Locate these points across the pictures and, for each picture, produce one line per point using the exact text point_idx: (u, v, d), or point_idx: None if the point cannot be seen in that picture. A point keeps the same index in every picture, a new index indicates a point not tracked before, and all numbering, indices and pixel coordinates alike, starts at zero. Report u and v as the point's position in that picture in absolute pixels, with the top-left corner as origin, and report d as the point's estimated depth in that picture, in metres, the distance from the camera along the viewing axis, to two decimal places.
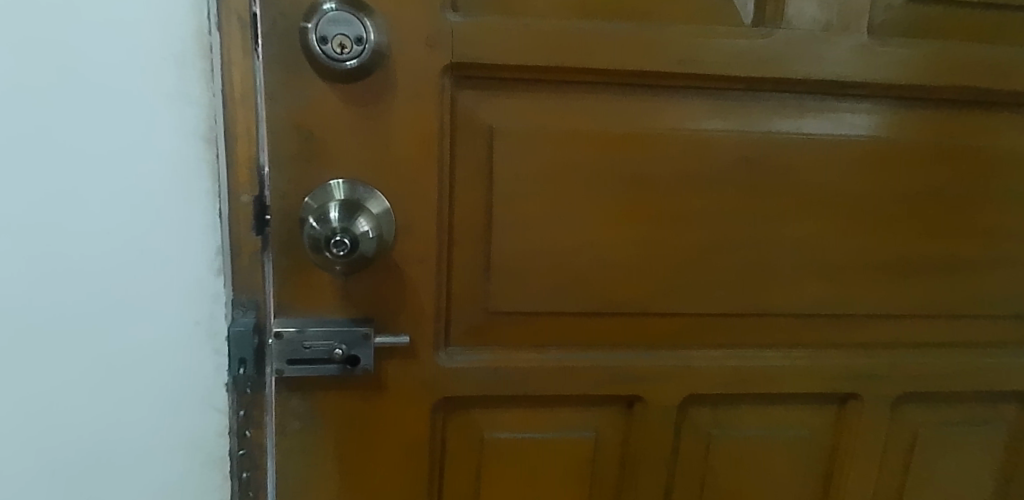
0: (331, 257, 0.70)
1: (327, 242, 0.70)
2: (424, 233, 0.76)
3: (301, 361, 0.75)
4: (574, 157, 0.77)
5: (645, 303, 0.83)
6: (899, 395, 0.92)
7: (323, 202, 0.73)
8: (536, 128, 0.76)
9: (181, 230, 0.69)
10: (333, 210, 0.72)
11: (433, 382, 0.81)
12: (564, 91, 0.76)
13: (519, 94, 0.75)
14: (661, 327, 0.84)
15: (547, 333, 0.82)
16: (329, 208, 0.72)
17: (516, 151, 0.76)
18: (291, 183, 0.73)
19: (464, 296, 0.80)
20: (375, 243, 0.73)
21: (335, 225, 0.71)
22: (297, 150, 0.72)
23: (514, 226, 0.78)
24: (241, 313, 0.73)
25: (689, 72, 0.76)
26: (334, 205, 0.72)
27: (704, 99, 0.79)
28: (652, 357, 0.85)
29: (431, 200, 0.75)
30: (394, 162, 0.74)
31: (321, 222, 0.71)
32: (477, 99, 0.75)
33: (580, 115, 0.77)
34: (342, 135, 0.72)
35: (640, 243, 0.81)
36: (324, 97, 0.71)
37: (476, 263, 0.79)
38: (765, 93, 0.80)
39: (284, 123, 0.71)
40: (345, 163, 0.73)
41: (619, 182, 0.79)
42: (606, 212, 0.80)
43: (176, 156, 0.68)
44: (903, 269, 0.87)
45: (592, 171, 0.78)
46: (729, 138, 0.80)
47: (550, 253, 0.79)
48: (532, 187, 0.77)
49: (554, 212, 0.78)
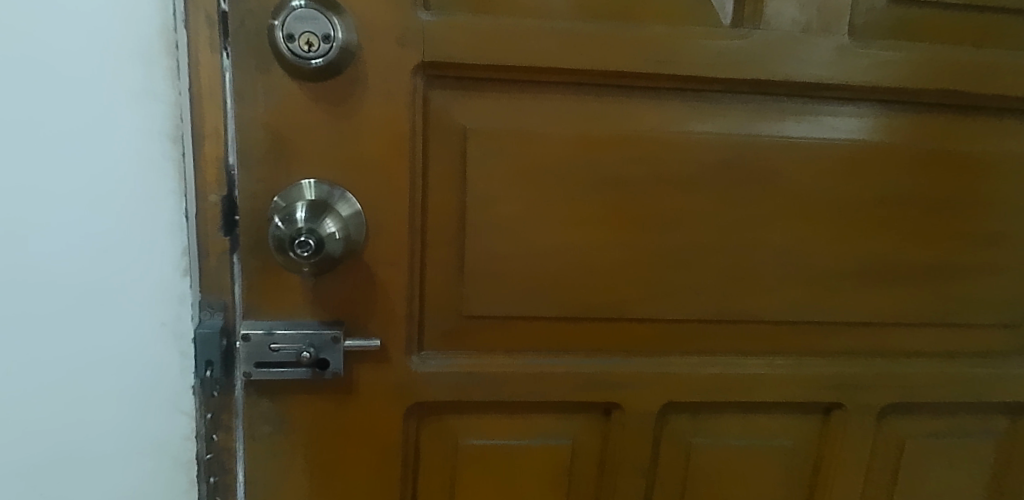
0: (296, 257, 0.68)
1: (293, 241, 0.68)
2: (397, 235, 0.75)
3: (269, 364, 0.74)
4: (550, 159, 0.76)
5: (623, 308, 0.81)
6: (885, 405, 0.90)
7: (288, 204, 0.71)
8: (510, 128, 0.75)
9: (146, 229, 0.68)
10: (298, 211, 0.70)
11: (406, 386, 0.79)
12: (538, 91, 0.75)
13: (493, 94, 0.74)
14: (640, 333, 0.83)
15: (523, 338, 0.81)
16: (295, 208, 0.70)
17: (490, 152, 0.75)
18: (260, 182, 0.72)
19: (437, 300, 0.78)
20: (341, 245, 0.71)
21: (300, 226, 0.69)
22: (266, 148, 0.71)
23: (489, 228, 0.77)
24: (207, 315, 0.73)
25: (667, 73, 0.75)
26: (300, 206, 0.70)
27: (682, 101, 0.78)
28: (630, 364, 0.83)
29: (403, 201, 0.74)
30: (365, 162, 0.72)
31: (286, 222, 0.69)
32: (451, 99, 0.74)
33: (555, 116, 0.76)
34: (312, 134, 0.71)
35: (617, 247, 0.80)
36: (293, 96, 0.70)
37: (449, 266, 0.78)
38: (744, 95, 0.78)
39: (253, 121, 0.70)
40: (315, 162, 0.72)
41: (596, 185, 0.78)
42: (583, 215, 0.78)
43: (142, 154, 0.66)
44: (888, 276, 0.85)
45: (568, 173, 0.77)
46: (709, 140, 0.78)
47: (525, 257, 0.78)
48: (506, 189, 0.76)
49: (529, 214, 0.77)
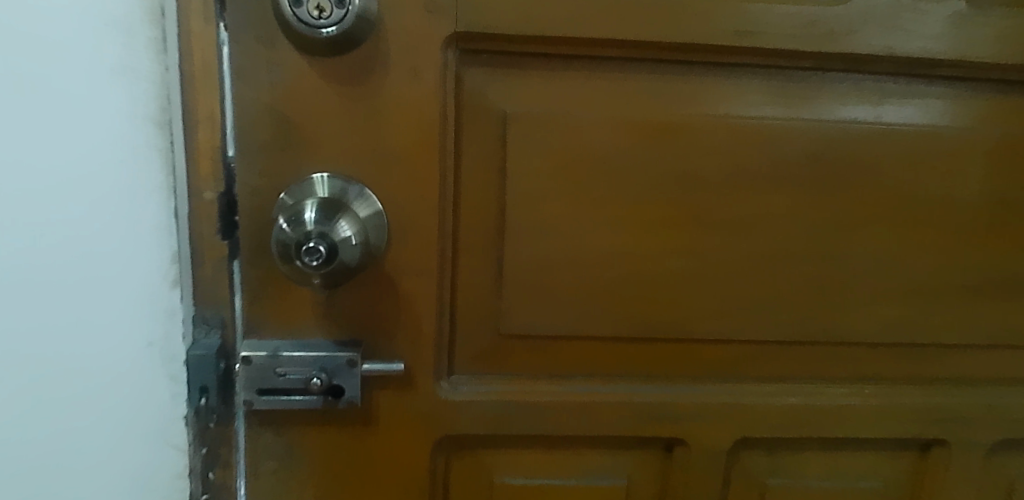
0: (303, 267, 0.55)
1: (300, 247, 0.54)
2: (424, 240, 0.63)
3: (273, 392, 0.63)
4: (605, 150, 0.64)
5: (688, 326, 0.69)
6: (995, 441, 0.76)
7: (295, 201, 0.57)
8: (559, 113, 0.63)
9: (129, 231, 0.57)
10: (308, 210, 0.56)
11: (434, 416, 0.68)
12: (592, 69, 0.63)
13: (539, 72, 0.63)
14: (709, 356, 0.70)
15: (570, 361, 0.69)
16: (304, 207, 0.56)
17: (534, 141, 0.63)
18: (265, 176, 0.61)
19: (471, 315, 0.67)
20: (356, 253, 0.58)
21: (310, 228, 0.55)
22: (270, 137, 0.60)
23: (532, 232, 0.65)
24: (203, 333, 0.62)
25: (750, 45, 0.63)
26: (310, 205, 0.57)
27: (765, 81, 0.65)
28: (696, 393, 0.71)
29: (431, 199, 0.63)
30: (388, 153, 0.61)
31: (292, 224, 0.56)
32: (488, 79, 0.62)
33: (612, 99, 0.64)
34: (325, 120, 0.60)
35: (683, 253, 0.68)
36: (303, 74, 0.59)
37: (486, 276, 0.66)
38: (837, 73, 0.66)
39: (256, 104, 0.59)
40: (328, 153, 0.61)
41: (659, 180, 0.66)
42: (643, 216, 0.66)
43: (124, 140, 0.56)
44: (1003, 291, 0.72)
45: (626, 167, 0.65)
46: (795, 128, 0.66)
47: (575, 265, 0.66)
48: (553, 185, 0.64)
49: (580, 215, 0.65)
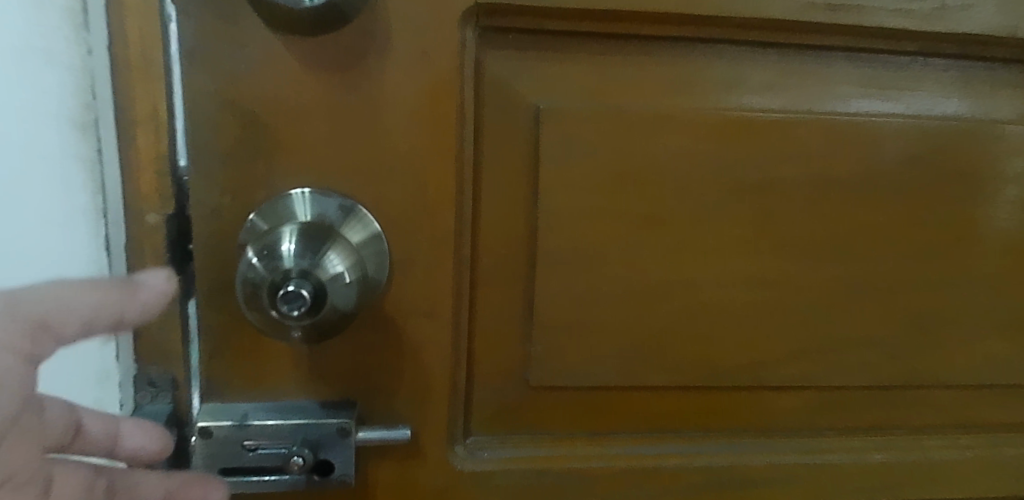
0: (280, 319, 0.41)
1: (275, 293, 0.40)
2: (436, 271, 0.50)
3: (242, 471, 0.48)
4: (661, 155, 0.51)
5: (756, 370, 0.56)
6: None
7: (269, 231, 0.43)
8: (605, 108, 0.50)
9: (46, 244, 0.45)
10: (286, 242, 0.42)
11: (447, 491, 0.54)
12: (645, 51, 0.50)
13: (580, 57, 0.49)
14: (782, 406, 0.58)
15: (616, 417, 0.56)
16: (280, 238, 0.42)
17: (574, 145, 0.50)
18: (228, 194, 0.46)
19: (493, 364, 0.53)
20: (354, 294, 0.44)
21: (289, 267, 0.41)
22: (233, 142, 0.45)
23: (570, 260, 0.52)
24: (149, 399, 0.48)
25: (840, 24, 0.50)
26: (288, 234, 0.43)
27: (855, 68, 0.53)
28: (766, 452, 0.58)
29: (445, 222, 0.49)
30: (389, 161, 0.47)
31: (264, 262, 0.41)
32: (515, 66, 0.49)
33: (668, 91, 0.51)
34: (306, 119, 0.46)
35: (754, 281, 0.55)
36: (277, 60, 0.45)
37: (512, 316, 0.53)
38: (941, 59, 0.54)
39: (214, 99, 0.44)
40: (311, 163, 0.47)
41: (728, 191, 0.53)
42: (708, 237, 0.53)
43: (36, 134, 0.43)
44: None
45: (687, 176, 0.52)
46: (886, 126, 0.53)
47: (622, 300, 0.53)
48: (596, 201, 0.51)
49: (630, 237, 0.52)
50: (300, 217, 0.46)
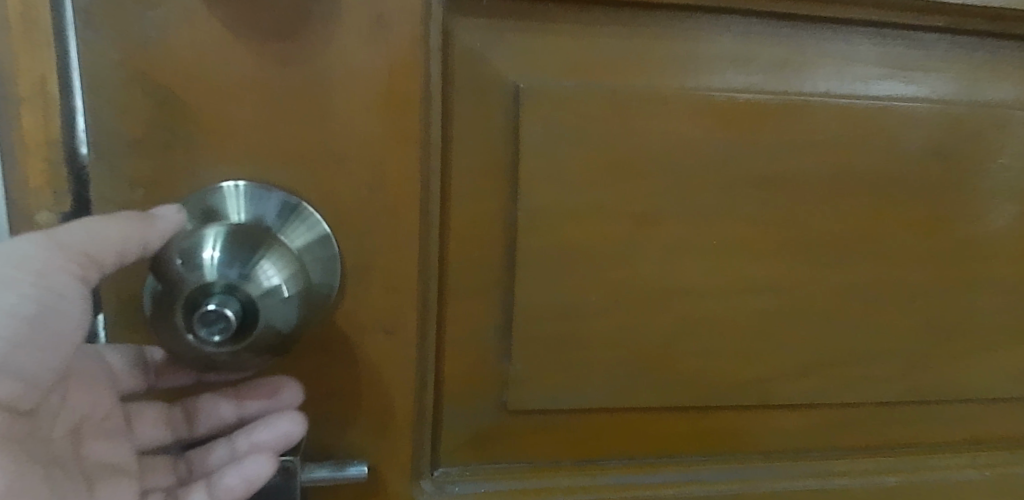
0: (198, 344, 0.33)
1: (192, 312, 0.32)
2: (396, 281, 0.42)
3: None
4: (660, 143, 0.44)
5: (761, 387, 0.50)
6: None
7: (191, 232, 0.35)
8: (595, 88, 0.43)
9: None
10: (210, 247, 0.34)
11: None
12: (641, 23, 0.43)
13: (566, 27, 0.42)
14: (785, 425, 0.52)
15: (604, 441, 0.49)
16: (204, 242, 0.34)
17: (559, 131, 0.42)
18: (140, 189, 0.37)
19: (465, 385, 0.46)
20: (296, 310, 0.36)
21: (208, 279, 0.33)
22: (146, 126, 0.36)
23: (554, 265, 0.45)
24: None
25: None
26: (212, 238, 0.35)
27: (879, 46, 0.46)
28: (770, 478, 0.52)
29: (409, 222, 0.41)
30: (341, 150, 0.39)
31: (182, 269, 0.34)
32: (491, 37, 0.41)
33: (667, 68, 0.44)
34: (236, 98, 0.37)
35: (761, 288, 0.48)
36: (198, 24, 0.36)
37: (486, 329, 0.45)
38: (970, 37, 0.48)
39: (118, 72, 0.35)
40: (243, 151, 0.38)
41: (734, 185, 0.46)
42: (711, 237, 0.46)
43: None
44: None
45: (688, 168, 0.45)
46: (908, 112, 0.47)
47: (613, 311, 0.46)
48: (586, 197, 0.44)
49: (621, 238, 0.45)
50: (233, 215, 0.38)
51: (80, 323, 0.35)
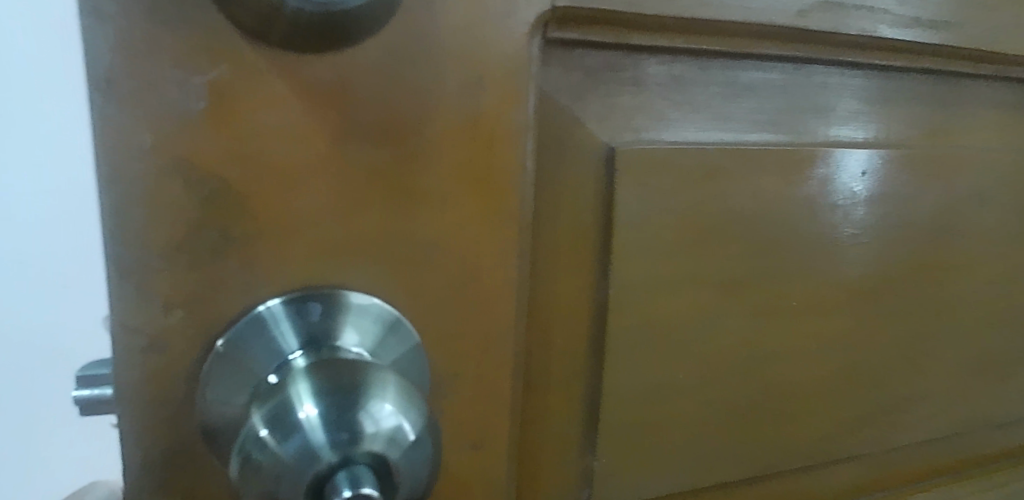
0: None
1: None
2: (487, 387, 0.34)
3: None
4: (751, 203, 0.40)
5: (828, 444, 0.48)
6: None
7: (257, 399, 0.27)
8: (689, 147, 0.38)
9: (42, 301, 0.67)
10: (304, 404, 0.25)
11: None
12: (731, 73, 0.39)
13: (659, 80, 0.37)
14: (841, 476, 0.50)
15: None
16: (296, 398, 0.26)
17: (656, 198, 0.37)
18: (177, 311, 0.28)
19: (546, 486, 0.40)
20: (428, 458, 0.27)
21: (319, 457, 0.24)
22: (187, 227, 0.27)
23: (644, 345, 0.39)
24: None
25: (948, 46, 0.42)
26: (304, 390, 0.26)
27: (933, 92, 0.45)
28: None
29: (504, 315, 0.34)
30: (427, 237, 0.32)
31: (251, 446, 0.25)
32: (584, 93, 0.35)
33: (755, 122, 0.40)
34: (306, 183, 0.29)
35: (834, 343, 0.45)
36: (259, 91, 0.27)
37: (569, 424, 0.39)
38: (1006, 83, 0.48)
39: (150, 160, 0.26)
40: (314, 247, 0.30)
41: (817, 242, 0.43)
42: (794, 297, 0.43)
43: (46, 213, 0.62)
44: None
45: (776, 228, 0.41)
46: (861, 166, 0.43)
47: (700, 387, 0.42)
48: (679, 266, 0.39)
49: (710, 308, 0.41)
50: (281, 340, 0.28)
51: (311, 476, 0.24)
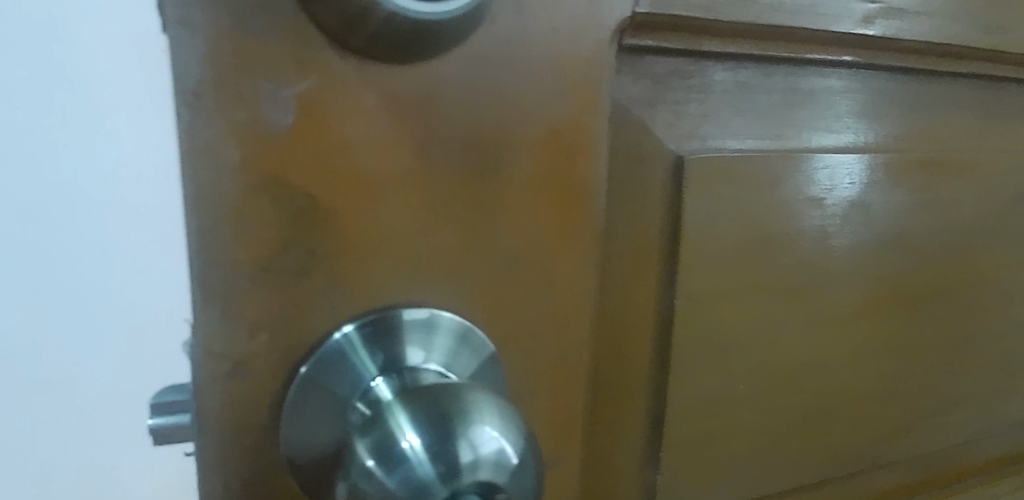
0: None
1: None
2: (560, 404, 0.34)
3: None
4: (810, 210, 0.40)
5: (875, 450, 0.48)
6: None
7: (353, 427, 0.26)
8: (754, 154, 0.37)
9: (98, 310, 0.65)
10: (406, 432, 0.24)
11: None
12: (792, 79, 0.38)
13: (725, 86, 0.37)
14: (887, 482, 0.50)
15: None
16: (396, 427, 0.24)
17: (722, 207, 0.37)
18: (261, 333, 0.27)
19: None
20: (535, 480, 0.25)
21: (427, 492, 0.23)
22: (274, 246, 0.26)
23: (707, 356, 0.39)
24: None
25: (993, 51, 0.42)
26: (403, 419, 0.25)
27: (975, 96, 0.46)
28: None
29: (579, 329, 0.33)
30: (504, 252, 0.31)
31: (358, 476, 0.24)
32: (654, 100, 0.35)
33: (813, 128, 0.40)
34: (390, 198, 0.28)
35: (885, 349, 0.45)
36: (346, 103, 0.26)
37: (632, 436, 0.39)
38: None
39: (238, 177, 0.25)
40: (397, 264, 0.29)
41: (870, 248, 0.43)
42: (848, 304, 0.43)
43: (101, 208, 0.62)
44: None
45: (833, 235, 0.41)
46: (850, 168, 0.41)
47: (758, 396, 0.41)
48: (742, 275, 0.38)
49: (770, 318, 0.40)
50: (362, 368, 0.27)
51: None
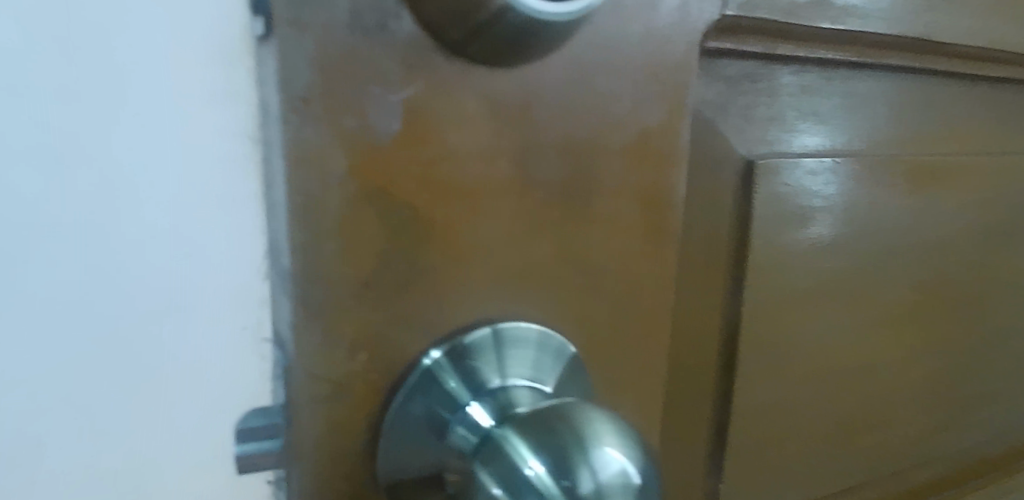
0: None
1: None
2: (642, 415, 0.33)
3: None
4: (868, 213, 0.40)
5: (915, 448, 0.48)
6: None
7: (465, 452, 0.24)
8: (819, 158, 0.37)
9: None
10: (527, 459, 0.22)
11: None
12: (852, 83, 0.38)
13: (791, 90, 0.36)
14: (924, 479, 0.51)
15: None
16: (514, 454, 0.22)
17: (790, 213, 0.36)
18: (361, 353, 0.25)
19: None
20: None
21: None
22: (378, 261, 0.25)
23: (770, 362, 0.38)
24: None
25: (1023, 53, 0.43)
26: (518, 444, 0.22)
27: (1002, 98, 0.47)
28: None
29: (661, 338, 0.32)
30: (596, 262, 0.30)
31: None
32: (728, 106, 0.34)
33: (869, 132, 0.39)
34: (490, 208, 0.26)
35: (928, 349, 0.46)
36: (452, 109, 0.25)
37: (696, 442, 0.38)
38: None
39: (345, 189, 0.24)
40: (495, 278, 0.27)
41: (920, 250, 0.43)
42: (898, 306, 0.43)
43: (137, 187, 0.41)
44: None
45: (887, 239, 0.41)
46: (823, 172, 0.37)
47: (814, 400, 0.41)
48: (805, 280, 0.38)
49: (828, 322, 0.40)
50: (460, 391, 0.26)
51: None
